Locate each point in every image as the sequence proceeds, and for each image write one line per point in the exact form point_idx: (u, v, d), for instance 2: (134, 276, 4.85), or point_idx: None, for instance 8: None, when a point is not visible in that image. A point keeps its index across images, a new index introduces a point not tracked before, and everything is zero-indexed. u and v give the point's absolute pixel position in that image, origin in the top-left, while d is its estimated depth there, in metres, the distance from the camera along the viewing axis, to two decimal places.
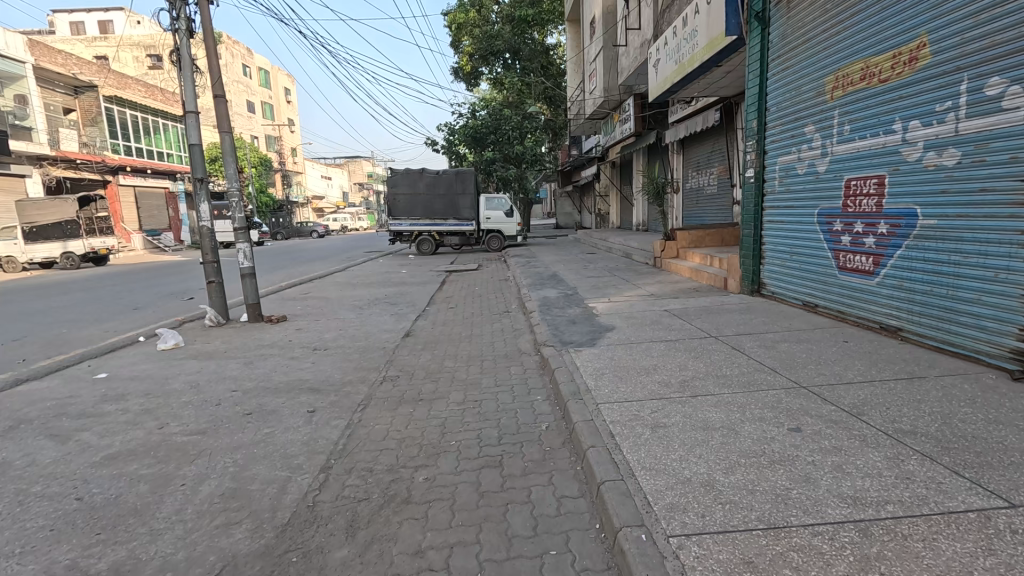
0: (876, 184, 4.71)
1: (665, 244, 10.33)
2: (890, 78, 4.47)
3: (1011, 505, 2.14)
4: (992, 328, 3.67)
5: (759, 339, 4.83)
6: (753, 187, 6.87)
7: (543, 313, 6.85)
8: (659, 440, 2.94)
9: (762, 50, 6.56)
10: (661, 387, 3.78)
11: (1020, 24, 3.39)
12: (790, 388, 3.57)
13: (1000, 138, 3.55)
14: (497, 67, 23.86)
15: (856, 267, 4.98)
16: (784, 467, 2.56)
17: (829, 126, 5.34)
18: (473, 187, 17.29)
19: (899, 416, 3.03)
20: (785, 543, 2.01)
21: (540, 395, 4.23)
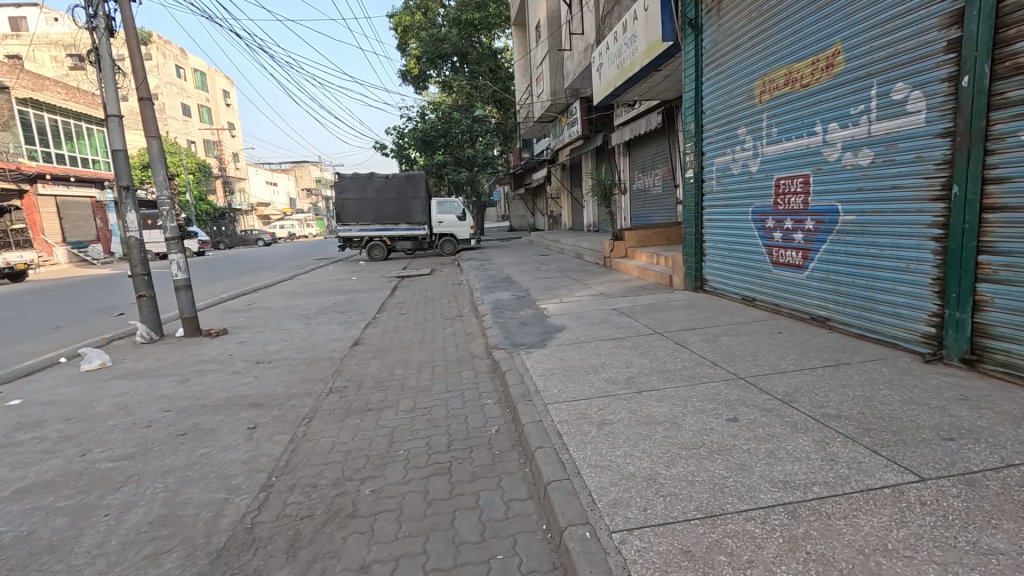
0: (802, 183, 4.99)
1: (614, 244, 10.55)
2: (810, 83, 4.76)
3: (921, 479, 2.31)
4: (907, 315, 3.94)
5: (701, 333, 5.01)
6: (693, 187, 7.14)
7: (495, 316, 6.85)
8: (605, 437, 3.00)
9: (697, 55, 6.84)
10: (608, 384, 3.85)
11: (919, 34, 3.67)
12: (729, 380, 3.73)
13: (906, 139, 3.82)
14: (445, 70, 23.77)
15: (788, 262, 5.27)
16: (721, 456, 2.66)
17: (759, 129, 5.62)
18: (425, 191, 17.12)
19: (826, 401, 3.22)
20: (720, 530, 2.09)
21: (491, 399, 4.22)
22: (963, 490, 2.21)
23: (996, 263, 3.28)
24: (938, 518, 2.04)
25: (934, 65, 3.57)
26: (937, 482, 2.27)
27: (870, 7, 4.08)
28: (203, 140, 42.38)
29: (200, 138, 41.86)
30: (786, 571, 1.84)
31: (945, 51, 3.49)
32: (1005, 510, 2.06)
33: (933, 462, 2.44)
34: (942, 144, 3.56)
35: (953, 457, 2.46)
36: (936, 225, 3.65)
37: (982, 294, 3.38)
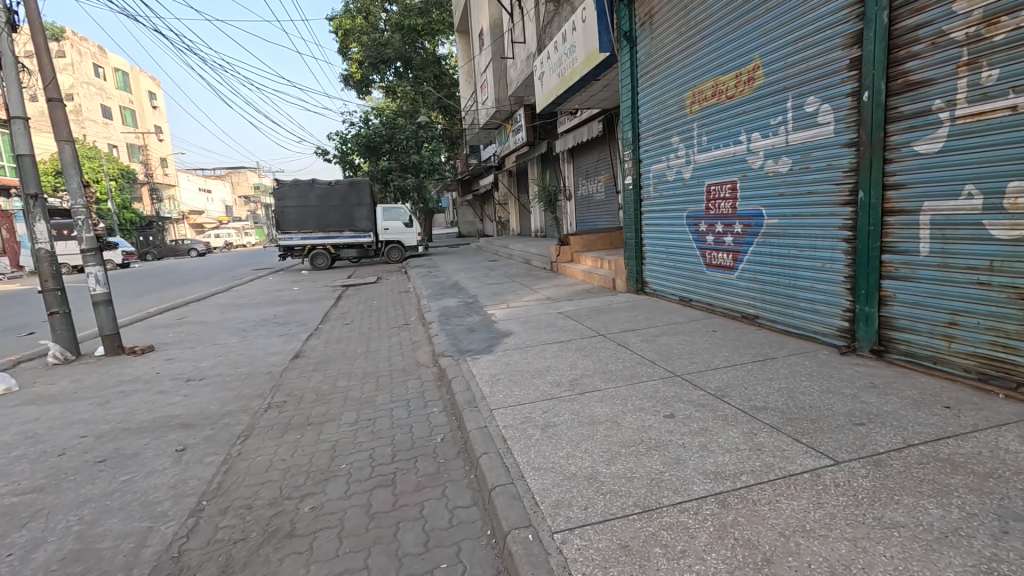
0: (730, 189, 5.29)
1: (560, 249, 10.74)
2: (734, 95, 5.07)
3: (835, 462, 2.50)
4: (825, 311, 4.25)
5: (642, 334, 5.18)
6: (632, 193, 7.40)
7: (442, 323, 6.78)
8: (549, 440, 3.04)
9: (632, 66, 7.11)
10: (552, 387, 3.91)
11: (826, 51, 3.99)
12: (666, 377, 3.88)
13: (819, 148, 4.14)
14: (389, 75, 23.46)
15: (719, 263, 5.57)
16: (658, 452, 2.76)
17: (691, 137, 5.90)
18: (370, 197, 16.82)
19: (754, 394, 3.41)
20: (656, 523, 2.17)
21: (436, 407, 4.19)
22: (870, 470, 2.41)
23: (896, 261, 3.60)
24: (849, 497, 2.22)
25: (840, 80, 3.89)
26: (849, 465, 2.47)
27: (783, 26, 4.40)
28: (127, 144, 39.57)
29: (124, 142, 39.09)
30: (717, 558, 1.93)
31: (848, 69, 3.82)
32: (907, 486, 2.26)
33: (846, 445, 2.64)
34: (849, 153, 3.88)
35: (863, 440, 2.67)
36: (845, 228, 3.96)
37: (887, 290, 3.70)
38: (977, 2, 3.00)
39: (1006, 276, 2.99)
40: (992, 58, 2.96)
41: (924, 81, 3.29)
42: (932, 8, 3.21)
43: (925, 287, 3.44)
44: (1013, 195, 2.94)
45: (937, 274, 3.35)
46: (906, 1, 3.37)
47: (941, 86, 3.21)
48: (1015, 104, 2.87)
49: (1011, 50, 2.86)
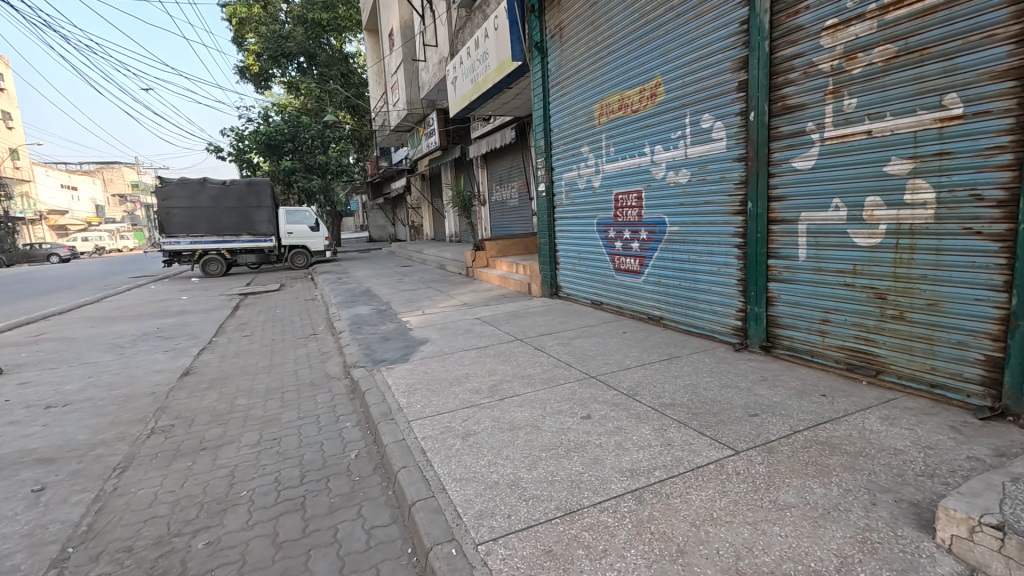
0: (636, 198, 5.59)
1: (475, 254, 10.75)
2: (639, 109, 5.37)
3: (735, 452, 2.71)
4: (721, 311, 4.62)
5: (558, 337, 5.31)
6: (545, 200, 7.57)
7: (354, 332, 6.46)
8: (469, 449, 2.99)
9: (544, 76, 7.30)
10: (472, 394, 3.86)
11: (717, 73, 4.37)
12: (582, 379, 4.00)
13: (714, 162, 4.50)
14: (291, 70, 22.10)
15: (627, 268, 5.85)
16: (577, 453, 2.83)
17: (600, 148, 6.16)
18: (270, 199, 15.54)
19: (663, 392, 3.61)
20: (578, 525, 2.21)
21: (350, 421, 3.97)
22: (764, 457, 2.63)
23: (780, 265, 4.01)
24: (749, 483, 2.40)
25: (730, 100, 4.27)
26: (746, 453, 2.69)
27: (681, 48, 4.75)
28: None
29: None
30: (636, 553, 2.00)
31: (737, 90, 4.20)
32: (795, 469, 2.50)
33: (744, 436, 2.87)
34: (738, 167, 4.26)
35: (758, 429, 2.93)
36: (737, 235, 4.34)
37: (773, 292, 4.10)
38: (839, 39, 3.40)
39: (867, 278, 3.41)
40: (852, 88, 3.36)
41: (800, 106, 3.69)
42: (804, 41, 3.61)
43: (803, 288, 3.85)
44: (870, 208, 3.35)
45: (813, 277, 3.77)
46: (784, 33, 3.76)
47: (813, 110, 3.61)
48: (870, 130, 3.28)
49: (866, 82, 3.27)
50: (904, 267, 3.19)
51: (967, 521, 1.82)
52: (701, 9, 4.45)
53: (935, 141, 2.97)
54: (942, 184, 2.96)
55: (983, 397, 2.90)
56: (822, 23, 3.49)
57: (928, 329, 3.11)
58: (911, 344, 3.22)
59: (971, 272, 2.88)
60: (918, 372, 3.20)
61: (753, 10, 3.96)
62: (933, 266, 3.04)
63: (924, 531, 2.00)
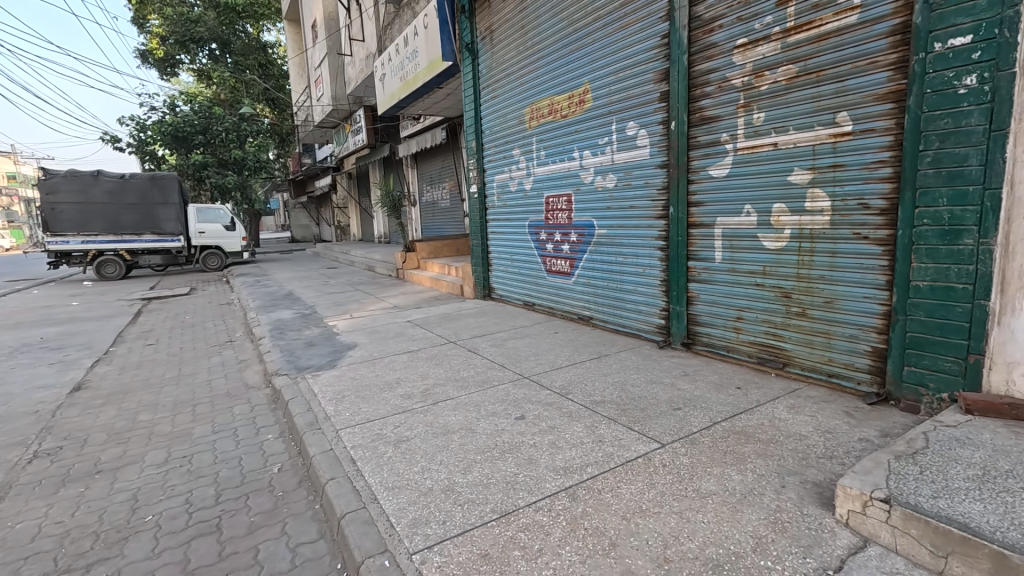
0: (565, 201, 5.72)
1: (406, 256, 10.55)
2: (568, 114, 5.50)
3: (661, 444, 2.84)
4: (646, 310, 4.84)
5: (491, 339, 5.31)
6: (477, 202, 7.57)
7: (275, 338, 6.09)
8: (402, 456, 2.90)
9: (474, 77, 7.30)
10: (404, 400, 3.76)
11: (641, 83, 4.57)
12: (516, 380, 4.02)
13: (639, 168, 4.70)
14: (201, 57, 20.50)
15: (558, 269, 5.98)
16: (512, 455, 2.83)
17: (531, 151, 6.24)
18: (178, 196, 14.30)
19: (593, 390, 3.71)
20: (514, 526, 2.21)
21: (272, 433, 3.73)
22: (687, 448, 2.78)
23: (699, 267, 4.26)
24: (674, 474, 2.53)
25: (652, 110, 4.49)
26: (671, 445, 2.82)
27: (606, 57, 4.92)
28: None
29: None
30: (570, 550, 2.04)
31: (658, 100, 4.42)
32: (715, 458, 2.66)
33: (668, 429, 3.02)
34: (661, 173, 4.48)
35: (681, 423, 3.09)
36: (660, 238, 4.57)
37: (692, 291, 4.35)
38: (748, 57, 3.67)
39: (774, 278, 3.71)
40: (760, 103, 3.64)
41: (716, 117, 3.95)
42: (718, 58, 3.87)
43: (720, 288, 4.11)
44: (777, 214, 3.64)
45: (728, 277, 4.03)
46: (700, 49, 4.01)
47: (727, 122, 3.88)
48: (776, 142, 3.57)
49: (773, 98, 3.55)
50: (806, 268, 3.50)
51: (860, 496, 2.03)
52: (625, 21, 4.65)
53: (830, 154, 3.28)
54: (837, 193, 3.28)
55: (870, 384, 3.24)
56: (733, 42, 3.76)
57: (826, 324, 3.43)
58: (812, 338, 3.53)
59: (861, 273, 3.20)
60: (818, 364, 3.52)
61: (673, 26, 4.19)
62: (829, 267, 3.36)
63: (826, 508, 2.20)
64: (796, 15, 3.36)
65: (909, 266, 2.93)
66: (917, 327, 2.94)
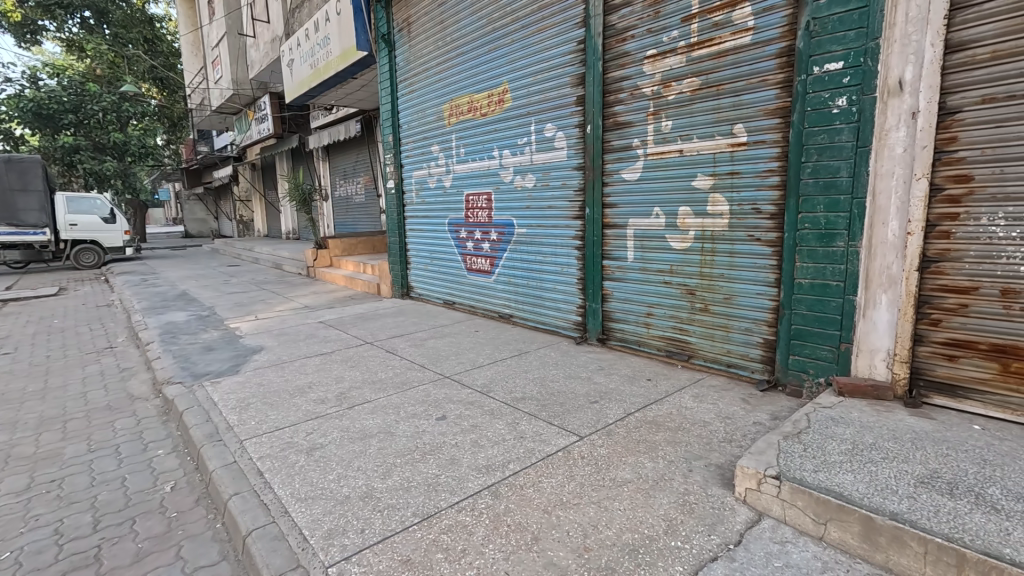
0: (485, 200, 5.73)
1: (317, 254, 10.01)
2: (487, 113, 5.51)
3: (579, 437, 2.93)
4: (563, 308, 4.98)
5: (410, 339, 5.18)
6: (395, 198, 7.36)
7: (166, 343, 5.51)
8: (316, 464, 2.74)
9: (391, 69, 7.08)
10: (317, 405, 3.56)
11: (558, 86, 4.69)
12: (436, 380, 3.96)
13: (556, 170, 4.83)
14: (72, 25, 17.97)
15: (478, 268, 5.97)
16: (434, 456, 2.78)
17: (450, 148, 6.18)
18: (42, 183, 12.36)
19: (514, 387, 3.75)
20: (436, 529, 2.16)
21: (163, 448, 3.37)
22: (604, 439, 2.90)
23: (613, 265, 4.45)
24: (593, 465, 2.62)
25: (569, 113, 4.62)
26: (589, 438, 2.93)
27: (525, 58, 4.99)
28: None
29: None
30: (494, 548, 2.03)
31: (575, 104, 4.55)
32: (629, 447, 2.79)
33: (586, 422, 3.13)
34: (577, 175, 4.64)
35: (598, 415, 3.21)
36: (577, 238, 4.72)
37: (607, 289, 4.54)
38: (658, 68, 3.89)
39: (680, 277, 3.96)
40: (667, 112, 3.88)
41: (628, 123, 4.14)
42: (630, 66, 4.07)
43: (632, 285, 4.32)
44: (682, 216, 3.90)
45: (640, 275, 4.25)
46: (614, 57, 4.19)
47: (638, 128, 4.08)
48: (681, 149, 3.82)
49: (679, 108, 3.79)
50: (707, 267, 3.78)
51: (756, 475, 2.22)
52: (543, 24, 4.74)
53: (728, 162, 3.56)
54: (734, 199, 3.58)
55: (762, 372, 3.57)
56: (644, 52, 3.97)
57: (725, 318, 3.73)
58: (712, 332, 3.83)
59: (754, 272, 3.52)
60: (718, 355, 3.82)
61: (588, 32, 4.34)
62: (728, 266, 3.65)
63: (726, 488, 2.39)
64: (699, 32, 3.61)
65: (794, 266, 3.27)
66: (800, 320, 3.28)
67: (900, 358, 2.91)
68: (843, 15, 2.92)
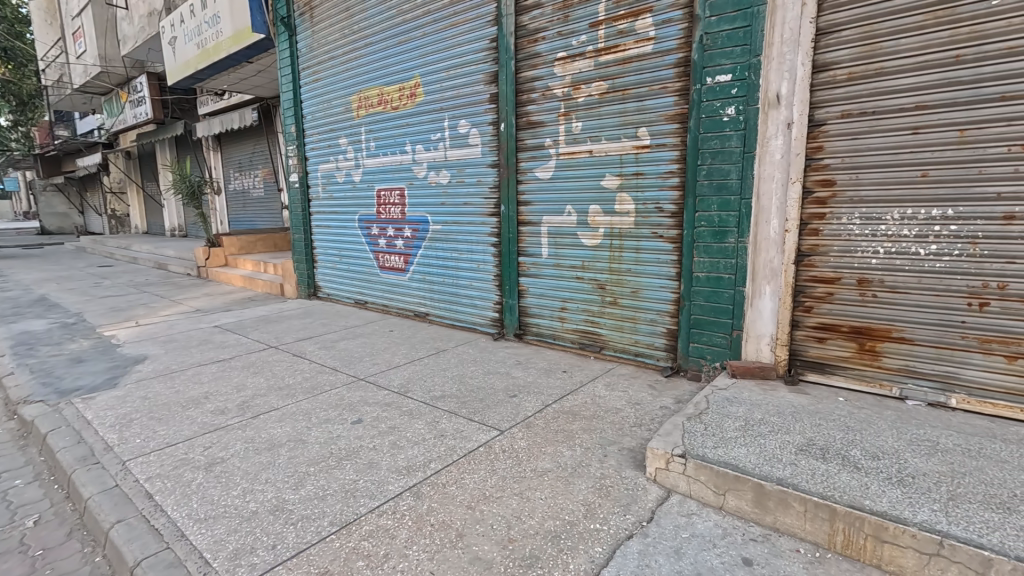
0: (398, 196, 5.58)
1: (208, 252, 9.11)
2: (398, 106, 5.36)
3: (499, 431, 2.96)
4: (480, 305, 5.00)
5: (319, 341, 4.92)
6: (299, 192, 6.92)
7: (21, 355, 4.73)
8: (217, 480, 2.51)
9: (292, 55, 6.65)
10: (215, 416, 3.25)
11: (471, 83, 4.68)
12: (350, 383, 3.79)
13: (471, 167, 4.82)
14: None
15: (391, 266, 5.80)
16: (350, 461, 2.67)
17: (359, 142, 5.94)
18: None
19: (433, 386, 3.69)
20: (356, 536, 2.08)
21: (23, 477, 2.89)
22: (524, 432, 2.95)
23: (529, 262, 4.54)
24: (514, 458, 2.66)
25: (482, 110, 4.63)
26: (509, 431, 2.97)
27: (436, 53, 4.92)
28: None
29: None
30: (418, 550, 1.99)
31: (488, 102, 4.57)
32: (548, 438, 2.87)
33: (506, 416, 3.17)
34: (491, 172, 4.67)
35: (517, 409, 3.26)
36: (492, 235, 4.75)
37: (523, 285, 4.62)
38: (567, 70, 4.02)
39: (592, 272, 4.14)
40: (577, 113, 4.02)
41: (540, 122, 4.25)
42: (541, 67, 4.17)
43: (547, 281, 4.44)
44: (593, 214, 4.06)
45: (554, 270, 4.38)
46: (526, 57, 4.27)
47: (550, 128, 4.20)
48: (591, 150, 3.99)
49: (588, 110, 3.95)
50: (616, 262, 3.98)
51: (664, 455, 2.39)
52: (454, 19, 4.70)
53: (633, 163, 3.78)
54: (639, 198, 3.80)
55: (666, 360, 3.84)
56: (554, 54, 4.08)
57: (633, 310, 3.95)
58: (622, 324, 4.04)
59: (658, 266, 3.77)
60: (627, 345, 4.04)
61: (500, 31, 4.38)
62: (635, 261, 3.88)
63: (638, 469, 2.54)
64: (605, 38, 3.79)
65: (692, 260, 3.54)
66: (698, 310, 3.57)
67: (781, 341, 3.27)
68: (730, 32, 3.22)
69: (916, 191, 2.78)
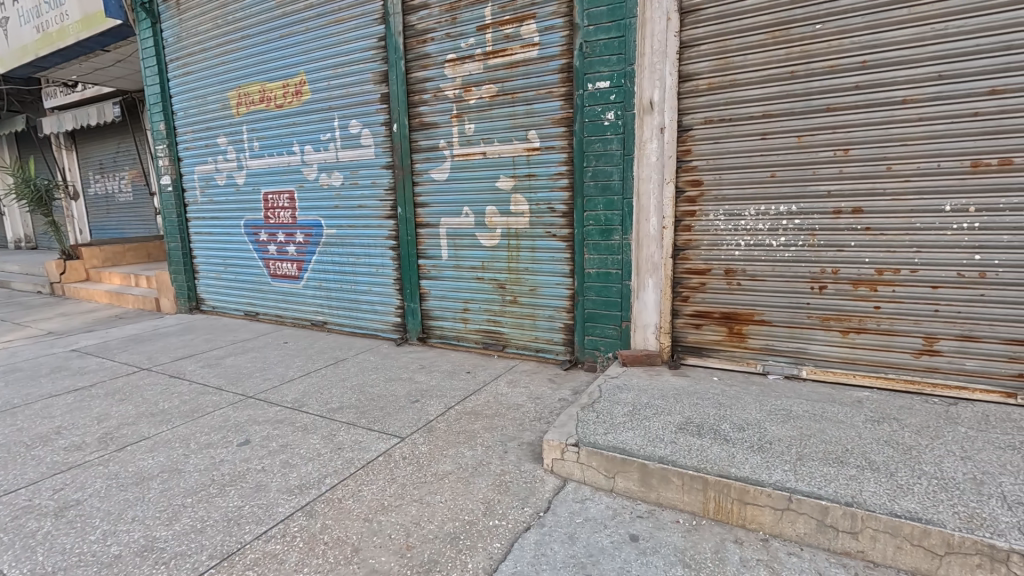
0: (288, 199, 5.26)
1: (64, 265, 7.98)
2: (283, 105, 5.04)
3: (400, 438, 2.91)
4: (381, 310, 4.86)
5: (202, 359, 4.50)
6: (172, 196, 6.27)
7: None
8: (70, 525, 2.21)
9: (156, 45, 6.00)
10: (70, 453, 2.86)
11: (360, 82, 4.53)
12: (236, 402, 3.50)
13: (365, 168, 4.67)
14: None
15: (284, 273, 5.46)
16: (235, 486, 2.47)
17: (240, 141, 5.51)
18: None
19: (330, 397, 3.54)
20: (240, 566, 1.94)
21: None
22: (425, 437, 2.92)
23: (428, 264, 4.50)
24: (414, 464, 2.63)
25: (374, 110, 4.50)
26: (410, 437, 2.92)
27: (322, 50, 4.70)
28: None
29: None
30: (309, 571, 1.90)
31: (379, 102, 4.45)
32: (449, 440, 2.86)
33: (407, 422, 3.12)
34: (386, 174, 4.55)
35: (419, 414, 3.21)
36: (390, 237, 4.64)
37: (424, 288, 4.56)
38: (458, 72, 4.03)
39: (491, 272, 4.19)
40: (470, 116, 4.05)
41: (433, 123, 4.22)
42: (432, 68, 4.14)
43: (447, 283, 4.43)
44: (489, 215, 4.12)
45: (454, 271, 4.37)
46: (416, 58, 4.22)
47: (443, 129, 4.19)
48: (485, 151, 4.03)
49: (480, 112, 3.99)
50: (514, 262, 4.06)
51: (559, 445, 2.49)
52: (339, 16, 4.52)
53: (525, 165, 3.88)
54: (532, 199, 3.91)
55: (564, 353, 4.00)
56: (444, 56, 4.07)
57: (531, 308, 4.06)
58: (522, 321, 4.14)
59: (553, 264, 3.91)
60: (528, 342, 4.15)
61: (388, 30, 4.28)
62: (531, 260, 3.99)
63: (537, 461, 2.62)
64: (493, 42, 3.85)
65: (583, 257, 3.72)
66: (591, 304, 3.75)
67: (664, 329, 3.54)
68: (607, 41, 3.41)
69: (767, 190, 3.14)
